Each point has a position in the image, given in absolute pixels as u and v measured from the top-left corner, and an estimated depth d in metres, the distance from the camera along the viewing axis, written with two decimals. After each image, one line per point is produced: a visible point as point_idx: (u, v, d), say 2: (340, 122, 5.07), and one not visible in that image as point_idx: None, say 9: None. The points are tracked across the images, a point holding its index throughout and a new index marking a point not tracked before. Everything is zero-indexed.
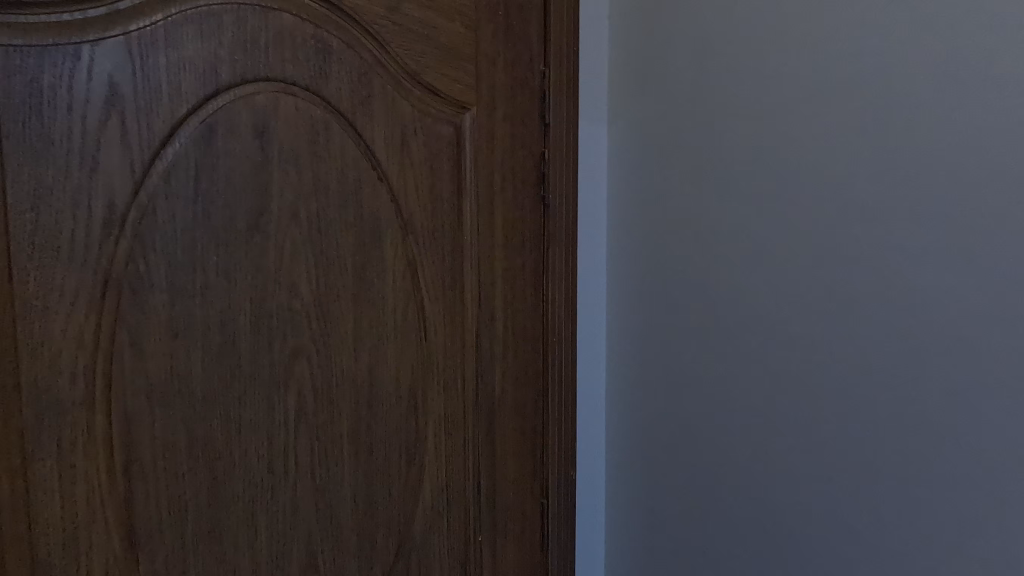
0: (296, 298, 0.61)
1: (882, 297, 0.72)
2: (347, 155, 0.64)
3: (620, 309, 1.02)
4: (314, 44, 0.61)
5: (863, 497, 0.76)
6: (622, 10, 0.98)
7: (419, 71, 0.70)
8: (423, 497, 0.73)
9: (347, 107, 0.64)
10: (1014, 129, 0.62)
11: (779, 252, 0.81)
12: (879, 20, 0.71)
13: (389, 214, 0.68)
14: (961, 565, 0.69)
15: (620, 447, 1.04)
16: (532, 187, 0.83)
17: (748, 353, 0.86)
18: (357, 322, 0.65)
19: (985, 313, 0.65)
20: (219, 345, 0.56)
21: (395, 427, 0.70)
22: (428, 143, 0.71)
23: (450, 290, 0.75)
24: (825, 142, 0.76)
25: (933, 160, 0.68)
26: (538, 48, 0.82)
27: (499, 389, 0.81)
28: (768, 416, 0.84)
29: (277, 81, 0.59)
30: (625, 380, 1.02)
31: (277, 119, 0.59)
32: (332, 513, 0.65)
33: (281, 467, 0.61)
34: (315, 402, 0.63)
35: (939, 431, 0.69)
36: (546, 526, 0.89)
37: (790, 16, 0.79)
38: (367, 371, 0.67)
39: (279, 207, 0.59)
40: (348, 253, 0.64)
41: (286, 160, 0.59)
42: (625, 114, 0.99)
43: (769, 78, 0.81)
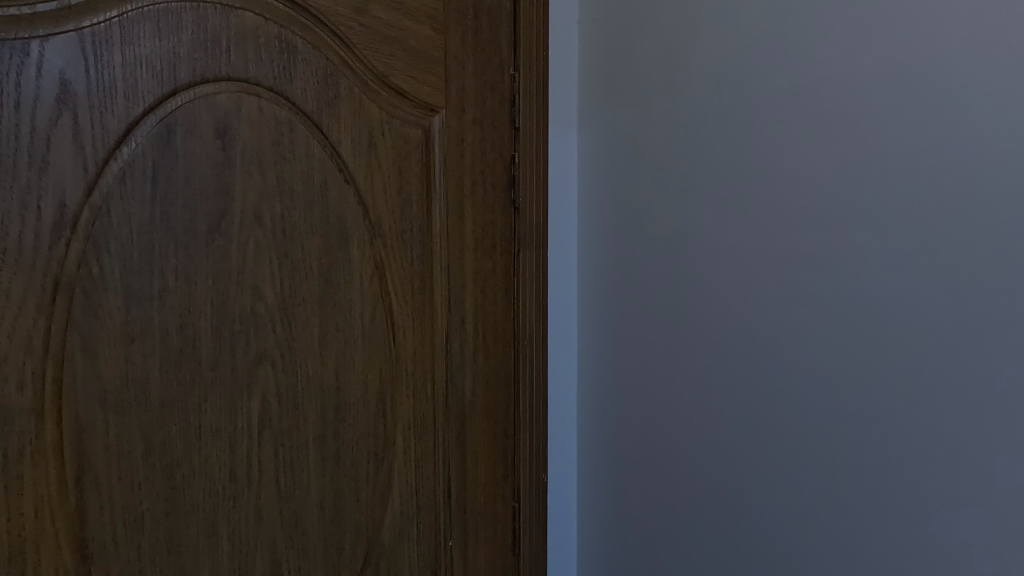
0: (260, 301, 0.59)
1: (842, 302, 0.74)
2: (313, 157, 0.63)
3: (590, 312, 1.03)
4: (278, 44, 0.60)
5: (825, 497, 0.77)
6: (592, 16, 0.99)
7: (387, 73, 0.69)
8: (392, 501, 0.73)
9: (312, 108, 0.63)
10: (965, 139, 0.65)
11: (744, 257, 0.83)
12: (840, 30, 0.73)
13: (356, 216, 0.67)
14: (917, 561, 0.71)
15: (591, 448, 1.05)
16: (502, 190, 0.83)
17: (714, 355, 0.87)
18: (323, 326, 0.65)
19: (939, 317, 0.67)
20: (179, 351, 0.55)
21: (363, 432, 0.69)
22: (396, 145, 0.70)
23: (419, 293, 0.74)
24: (788, 150, 0.78)
25: (890, 168, 0.70)
26: (509, 51, 0.82)
27: (469, 392, 0.81)
28: (734, 417, 0.86)
29: (239, 81, 0.57)
30: (595, 381, 1.03)
31: (239, 119, 0.57)
32: (298, 520, 0.64)
33: (245, 474, 0.59)
34: (279, 408, 0.62)
35: (896, 431, 0.71)
36: (516, 529, 0.89)
37: (754, 26, 0.80)
38: (333, 375, 0.66)
39: (241, 209, 0.58)
40: (313, 256, 0.63)
41: (250, 162, 0.58)
42: (595, 119, 1.00)
43: (735, 86, 0.83)
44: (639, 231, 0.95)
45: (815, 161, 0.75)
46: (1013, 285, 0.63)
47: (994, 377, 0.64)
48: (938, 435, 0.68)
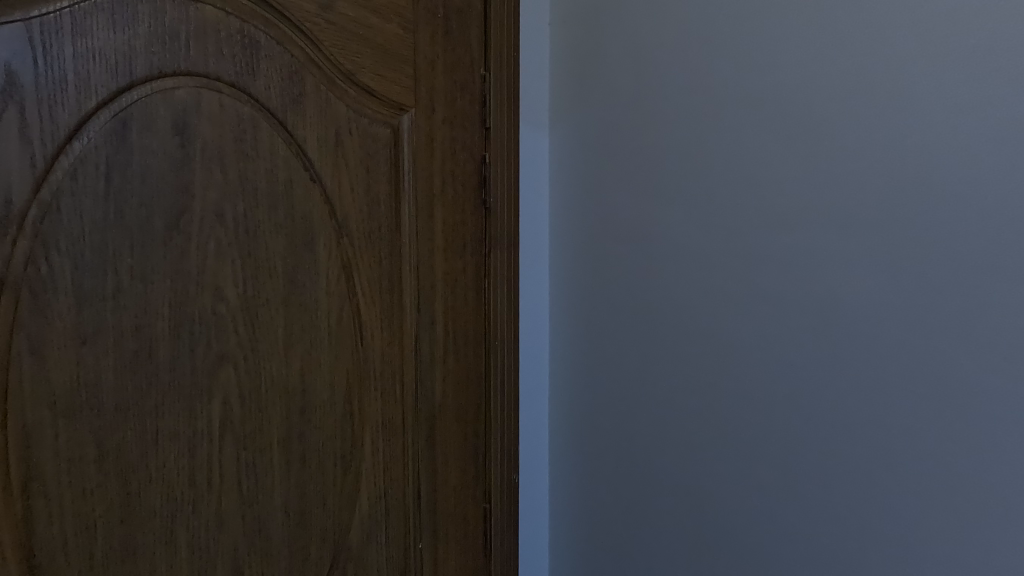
0: (221, 302, 0.58)
1: (805, 302, 0.77)
2: (277, 154, 0.62)
3: (563, 312, 1.04)
4: (240, 40, 0.58)
5: (790, 492, 0.80)
6: (563, 18, 0.99)
7: (355, 71, 0.68)
8: (360, 505, 0.72)
9: (277, 105, 0.62)
10: (916, 145, 0.68)
11: (712, 258, 0.85)
12: (804, 39, 0.75)
13: (322, 216, 0.66)
14: (876, 553, 0.73)
15: (563, 447, 1.05)
16: (473, 191, 0.83)
17: (683, 354, 0.89)
18: (288, 327, 0.63)
19: (893, 315, 0.70)
20: (134, 352, 0.53)
21: (330, 435, 0.68)
22: (364, 144, 0.70)
23: (388, 294, 0.73)
24: (753, 153, 0.80)
25: (849, 172, 0.72)
26: (479, 51, 0.82)
27: (439, 393, 0.80)
28: (703, 416, 0.87)
29: (199, 76, 0.56)
30: (568, 382, 1.04)
31: (199, 115, 0.56)
32: (262, 525, 0.62)
33: (205, 479, 0.58)
34: (242, 411, 0.60)
35: (855, 426, 0.74)
36: (488, 530, 0.89)
37: (720, 32, 0.82)
38: (299, 378, 0.65)
39: (202, 207, 0.56)
40: (278, 255, 0.62)
41: (210, 159, 0.57)
42: (567, 121, 1.00)
43: (702, 91, 0.84)
44: (610, 232, 0.96)
45: (779, 164, 0.78)
46: (966, 286, 0.66)
47: (943, 372, 0.67)
48: (897, 431, 0.71)
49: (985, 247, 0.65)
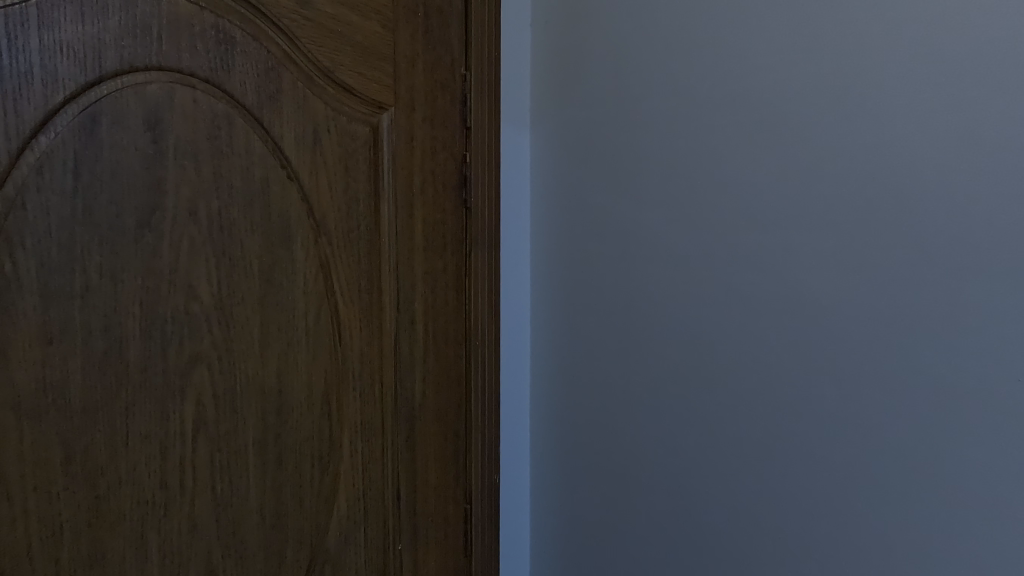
0: (195, 301, 0.57)
1: (780, 302, 0.77)
2: (253, 151, 0.61)
3: (544, 312, 1.04)
4: (215, 35, 0.58)
5: (766, 491, 0.80)
6: (545, 20, 1.00)
7: (333, 69, 0.68)
8: (338, 507, 0.71)
9: (253, 102, 0.61)
10: (888, 148, 0.69)
11: (689, 258, 0.85)
12: (779, 42, 0.76)
13: (299, 214, 0.65)
14: (849, 552, 0.74)
15: (544, 447, 1.06)
16: (453, 190, 0.83)
17: (662, 354, 0.89)
18: (264, 326, 0.62)
19: (866, 316, 0.71)
20: (103, 352, 0.52)
21: (307, 436, 0.67)
22: (343, 142, 0.69)
23: (366, 294, 0.73)
24: (730, 154, 0.81)
25: (823, 174, 0.73)
26: (460, 51, 0.82)
27: (419, 394, 0.80)
28: (682, 415, 0.88)
29: (172, 71, 0.55)
30: (548, 381, 1.04)
31: (172, 111, 0.55)
32: (236, 528, 0.61)
33: (178, 482, 0.57)
34: (216, 412, 0.59)
35: (829, 425, 0.74)
36: (468, 531, 0.88)
37: (698, 35, 0.83)
38: (275, 378, 0.64)
39: (174, 204, 0.55)
40: (253, 254, 0.61)
41: (183, 156, 0.56)
42: (547, 121, 1.01)
43: (681, 92, 0.85)
44: (590, 232, 0.96)
45: (755, 165, 0.78)
46: (940, 288, 0.66)
47: (914, 372, 0.68)
48: (874, 431, 0.71)
49: (958, 251, 0.65)
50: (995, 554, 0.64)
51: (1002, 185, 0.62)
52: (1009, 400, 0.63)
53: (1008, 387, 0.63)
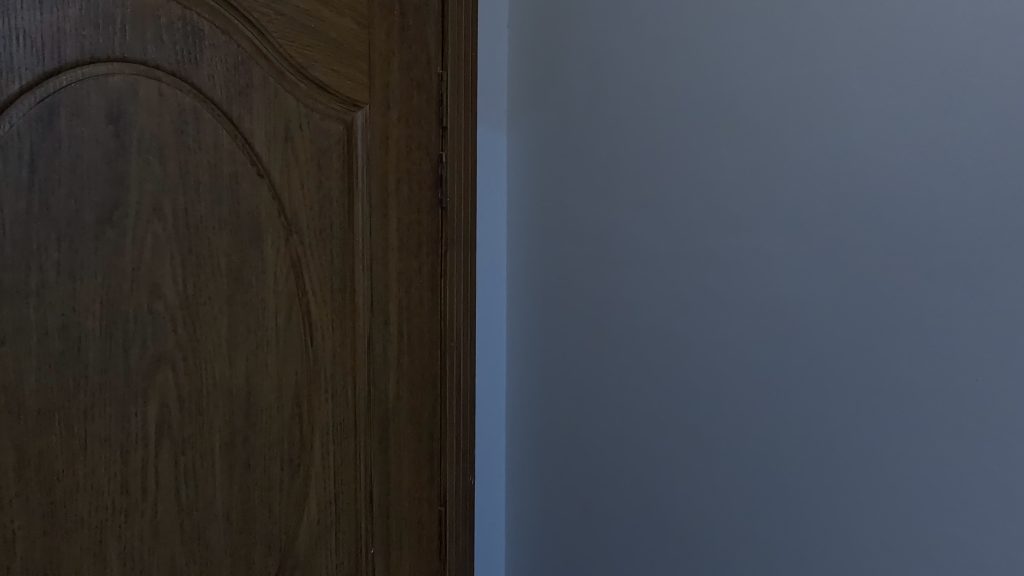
0: (159, 300, 0.55)
1: (749, 304, 0.78)
2: (222, 147, 0.59)
3: (520, 313, 1.04)
4: (182, 27, 0.56)
5: (737, 492, 0.81)
6: (522, 22, 1.00)
7: (306, 65, 0.66)
8: (309, 511, 0.69)
9: (222, 97, 0.59)
10: (853, 153, 0.70)
11: (662, 259, 0.86)
12: (749, 47, 0.77)
13: (271, 212, 0.64)
14: (818, 552, 0.75)
15: (519, 448, 1.06)
16: (429, 190, 0.82)
17: (635, 355, 0.90)
18: (232, 327, 0.61)
19: (832, 318, 0.72)
20: (61, 352, 0.50)
21: (277, 438, 0.65)
22: (315, 139, 0.68)
23: (339, 294, 0.72)
24: (702, 158, 0.81)
25: (791, 178, 0.74)
26: (436, 50, 0.82)
27: (392, 395, 0.79)
28: (655, 416, 0.88)
29: (136, 63, 0.54)
30: (523, 382, 1.04)
31: (136, 104, 0.53)
32: (201, 534, 0.60)
33: (139, 487, 0.55)
34: (181, 414, 0.58)
35: (796, 425, 0.75)
36: (442, 533, 0.88)
37: (671, 39, 0.84)
38: (244, 379, 0.62)
39: (138, 200, 0.54)
40: (221, 252, 0.60)
41: (148, 150, 0.54)
42: (524, 123, 1.01)
43: (654, 96, 0.86)
44: (566, 234, 0.97)
45: (727, 168, 0.79)
46: (904, 290, 0.67)
47: (877, 374, 0.69)
48: (839, 431, 0.72)
49: (921, 252, 0.66)
50: (956, 551, 0.66)
51: (961, 188, 0.64)
52: (968, 400, 0.64)
53: (967, 387, 0.64)
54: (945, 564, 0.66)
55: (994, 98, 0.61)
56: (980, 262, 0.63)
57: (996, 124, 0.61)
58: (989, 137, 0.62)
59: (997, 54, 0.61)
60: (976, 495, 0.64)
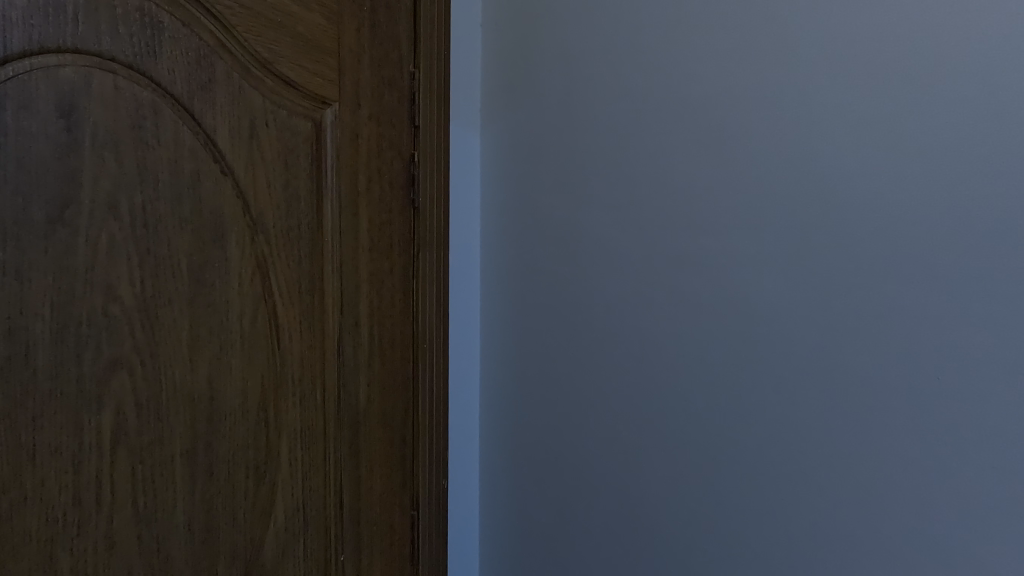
0: (114, 302, 0.53)
1: (718, 304, 0.78)
2: (183, 144, 0.57)
3: (493, 313, 1.04)
4: (139, 19, 0.54)
5: (707, 493, 0.81)
6: (496, 22, 1.00)
7: (272, 60, 0.65)
8: (275, 518, 0.67)
9: (183, 91, 0.57)
10: (818, 151, 0.70)
11: (634, 260, 0.86)
12: (718, 49, 0.77)
13: (235, 211, 0.62)
14: (785, 553, 0.74)
15: (493, 449, 1.05)
16: (400, 190, 0.81)
17: (607, 356, 0.90)
18: (193, 329, 0.59)
19: (798, 316, 0.72)
20: (6, 357, 0.48)
21: (241, 444, 0.63)
22: (282, 137, 0.66)
23: (307, 294, 0.70)
24: (672, 158, 0.82)
25: (757, 177, 0.74)
26: (408, 48, 0.80)
27: (364, 399, 0.78)
28: (627, 417, 0.88)
29: (90, 54, 0.51)
30: (497, 382, 1.04)
31: (89, 97, 0.51)
32: (161, 544, 0.57)
33: (93, 498, 0.53)
34: (139, 421, 0.55)
35: (764, 424, 0.75)
36: (415, 538, 0.87)
37: (644, 42, 0.84)
38: (207, 384, 0.60)
39: (91, 198, 0.51)
40: (182, 253, 0.58)
41: (102, 145, 0.52)
42: (497, 124, 1.01)
43: (627, 97, 0.86)
44: (539, 234, 0.96)
45: (697, 169, 0.79)
46: (867, 289, 0.67)
47: (841, 373, 0.69)
48: (804, 430, 0.72)
49: (886, 252, 0.66)
50: (923, 551, 0.65)
51: (925, 189, 0.64)
52: (931, 399, 0.64)
53: (931, 387, 0.64)
54: (912, 565, 0.66)
55: (960, 100, 0.61)
56: (942, 261, 0.63)
57: (962, 126, 0.61)
58: (955, 138, 0.62)
59: (962, 56, 0.61)
60: (944, 495, 0.64)
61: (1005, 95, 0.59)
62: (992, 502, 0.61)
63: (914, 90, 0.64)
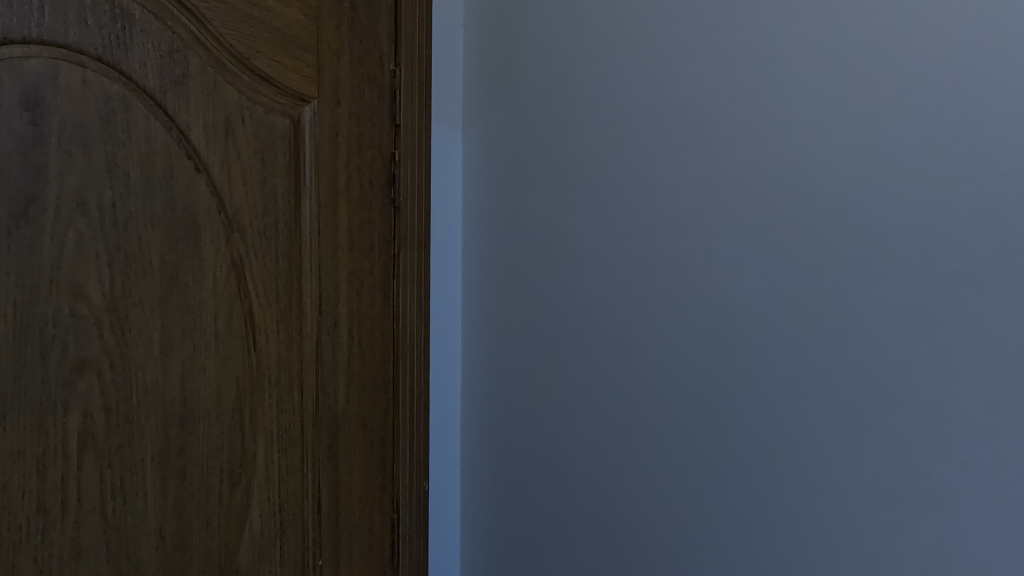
0: (82, 301, 0.52)
1: (698, 304, 0.79)
2: (155, 139, 0.56)
3: (475, 313, 1.03)
4: (110, 10, 0.53)
5: (687, 492, 0.81)
6: (478, 21, 1.00)
7: (249, 56, 0.63)
8: (251, 523, 0.66)
9: (155, 85, 0.56)
10: (794, 153, 0.71)
11: (615, 261, 0.86)
12: (698, 51, 0.78)
13: (210, 208, 0.60)
14: (763, 551, 0.75)
15: (474, 449, 1.05)
16: (381, 189, 0.80)
17: (588, 355, 0.90)
18: (166, 329, 0.57)
19: (775, 316, 0.72)
20: None
21: (215, 448, 0.62)
22: (259, 133, 0.65)
23: (285, 294, 0.69)
24: (653, 159, 0.82)
25: (736, 178, 0.75)
26: (389, 46, 0.80)
27: (342, 400, 0.77)
28: (608, 416, 0.88)
29: (57, 46, 0.50)
30: (479, 383, 1.03)
31: (55, 89, 0.50)
32: (131, 551, 0.56)
33: (59, 503, 0.51)
34: (108, 424, 0.54)
35: (743, 423, 0.76)
36: (395, 540, 0.85)
37: (625, 43, 0.84)
38: (179, 386, 0.59)
39: (58, 193, 0.50)
40: (155, 251, 0.56)
41: (69, 140, 0.50)
42: (478, 124, 1.01)
43: (609, 98, 0.86)
44: (521, 234, 0.96)
45: (678, 171, 0.80)
46: (842, 289, 0.68)
47: (817, 372, 0.70)
48: (782, 429, 0.73)
49: (860, 252, 0.67)
50: (900, 551, 0.66)
51: (899, 191, 0.65)
52: (905, 398, 0.65)
53: (906, 386, 0.65)
54: (890, 564, 0.67)
55: (934, 104, 0.62)
56: (916, 262, 0.64)
57: (935, 130, 0.62)
58: (928, 141, 0.63)
59: (934, 62, 0.62)
60: (919, 495, 0.65)
61: (976, 100, 0.60)
62: (967, 502, 0.62)
63: (888, 94, 0.65)
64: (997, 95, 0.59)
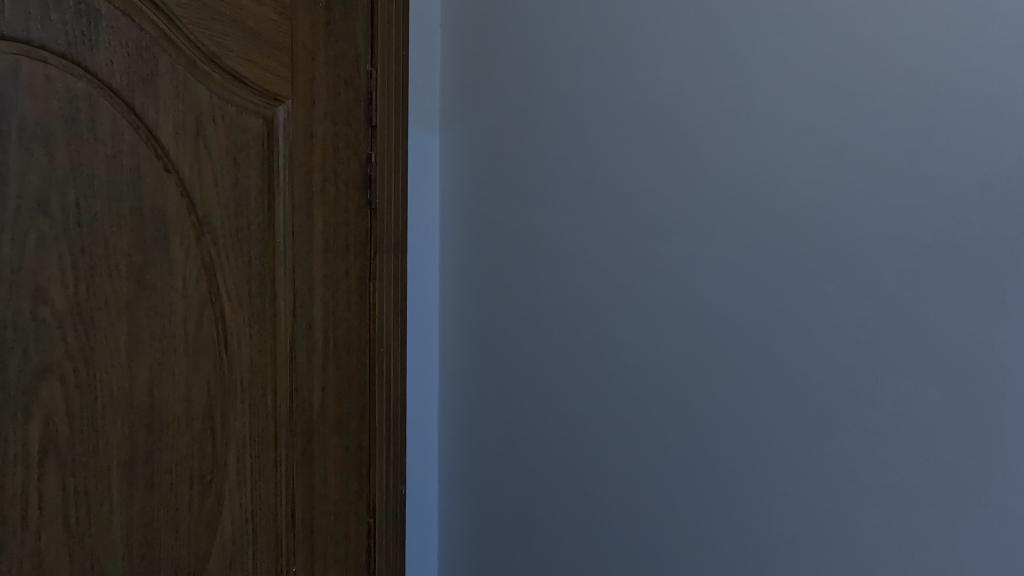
0: (44, 305, 0.50)
1: (672, 305, 0.80)
2: (122, 138, 0.54)
3: (453, 315, 1.03)
4: (75, 6, 0.52)
5: (663, 491, 0.82)
6: (456, 24, 1.00)
7: (221, 54, 0.62)
8: (222, 530, 0.65)
9: (123, 83, 0.55)
10: (764, 159, 0.72)
11: (591, 263, 0.87)
12: (672, 57, 0.79)
13: (180, 209, 0.59)
14: (737, 548, 0.76)
15: (452, 451, 1.04)
16: (357, 191, 0.80)
17: (565, 356, 0.90)
18: (133, 333, 0.56)
19: (746, 317, 0.74)
20: None
21: (184, 453, 0.60)
22: (232, 134, 0.64)
23: (257, 297, 0.67)
24: (627, 163, 0.83)
25: (708, 182, 0.76)
26: (366, 47, 0.79)
27: (317, 404, 0.76)
28: (585, 417, 0.88)
29: (18, 42, 0.48)
30: (457, 384, 1.03)
31: (16, 86, 0.48)
32: (94, 561, 0.54)
33: (19, 514, 0.49)
34: (72, 431, 0.52)
35: (716, 423, 0.77)
36: (371, 544, 0.85)
37: (600, 48, 0.85)
38: (147, 391, 0.57)
39: (19, 192, 0.48)
40: (122, 252, 0.55)
41: (31, 138, 0.49)
42: (456, 126, 1.01)
43: (585, 102, 0.87)
44: (499, 236, 0.96)
45: (652, 174, 0.81)
46: (810, 291, 0.69)
47: (787, 371, 0.71)
48: (754, 428, 0.74)
49: (827, 255, 0.68)
50: (866, 546, 0.67)
51: (864, 196, 0.66)
52: (871, 397, 0.66)
53: (872, 386, 0.66)
54: (857, 559, 0.68)
55: (895, 111, 0.64)
56: (880, 266, 0.65)
57: (902, 136, 0.64)
58: (893, 148, 0.64)
59: (895, 70, 0.64)
60: (884, 490, 0.66)
61: (935, 108, 0.62)
62: (933, 500, 0.63)
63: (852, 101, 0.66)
64: (960, 104, 0.61)
